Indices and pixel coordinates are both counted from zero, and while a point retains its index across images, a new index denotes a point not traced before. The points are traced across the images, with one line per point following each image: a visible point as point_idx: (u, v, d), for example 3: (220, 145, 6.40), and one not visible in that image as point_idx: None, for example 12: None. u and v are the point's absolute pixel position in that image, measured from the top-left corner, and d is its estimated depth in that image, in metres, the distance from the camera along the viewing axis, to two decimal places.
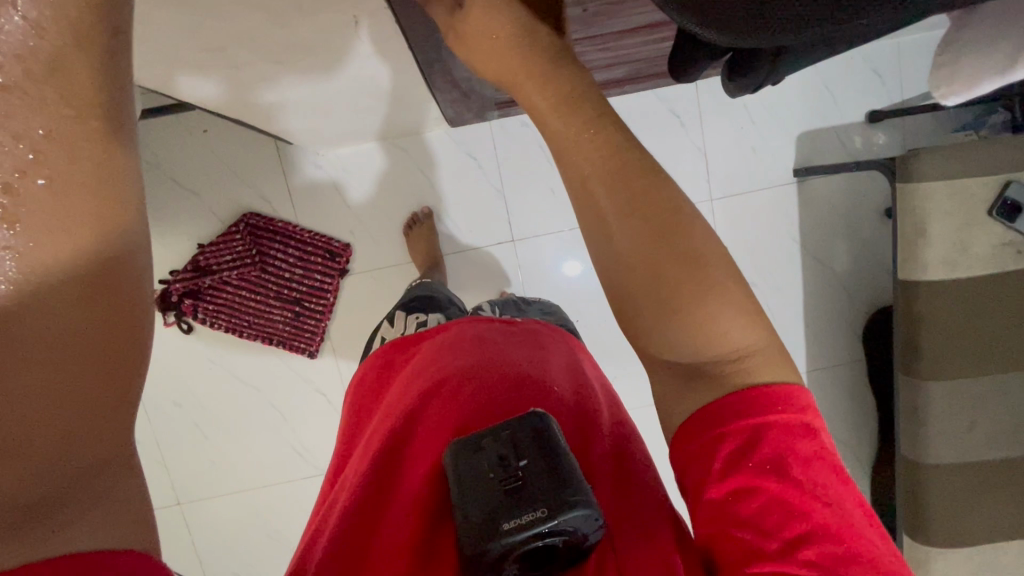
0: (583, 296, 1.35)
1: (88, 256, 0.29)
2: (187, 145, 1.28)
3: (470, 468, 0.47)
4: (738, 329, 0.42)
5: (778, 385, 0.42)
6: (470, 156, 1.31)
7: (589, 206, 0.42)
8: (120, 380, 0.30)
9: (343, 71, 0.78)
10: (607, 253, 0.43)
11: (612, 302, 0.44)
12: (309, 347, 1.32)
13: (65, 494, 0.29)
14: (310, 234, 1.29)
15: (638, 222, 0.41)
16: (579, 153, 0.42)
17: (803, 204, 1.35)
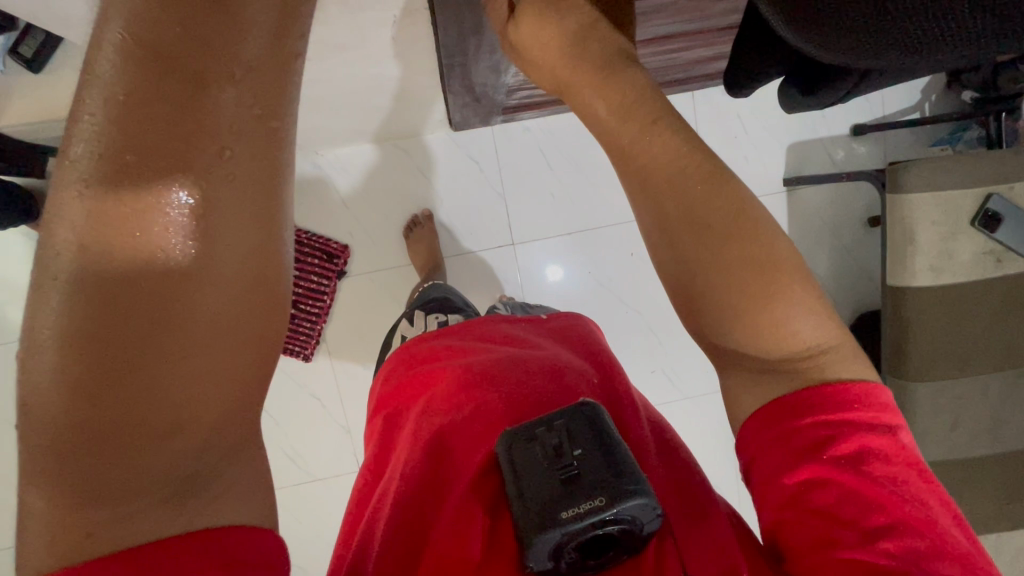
0: (581, 300, 1.37)
1: (243, 235, 0.27)
2: None
3: (527, 457, 0.50)
4: (807, 329, 0.43)
5: (855, 382, 0.43)
6: (472, 159, 1.31)
7: (666, 208, 0.44)
8: (269, 347, 0.30)
9: (366, 69, 0.78)
10: (683, 250, 0.44)
11: (683, 302, 0.45)
12: (304, 350, 1.29)
13: (214, 468, 0.31)
14: (307, 235, 1.26)
15: (722, 222, 0.43)
16: (660, 156, 0.44)
17: (792, 212, 1.40)
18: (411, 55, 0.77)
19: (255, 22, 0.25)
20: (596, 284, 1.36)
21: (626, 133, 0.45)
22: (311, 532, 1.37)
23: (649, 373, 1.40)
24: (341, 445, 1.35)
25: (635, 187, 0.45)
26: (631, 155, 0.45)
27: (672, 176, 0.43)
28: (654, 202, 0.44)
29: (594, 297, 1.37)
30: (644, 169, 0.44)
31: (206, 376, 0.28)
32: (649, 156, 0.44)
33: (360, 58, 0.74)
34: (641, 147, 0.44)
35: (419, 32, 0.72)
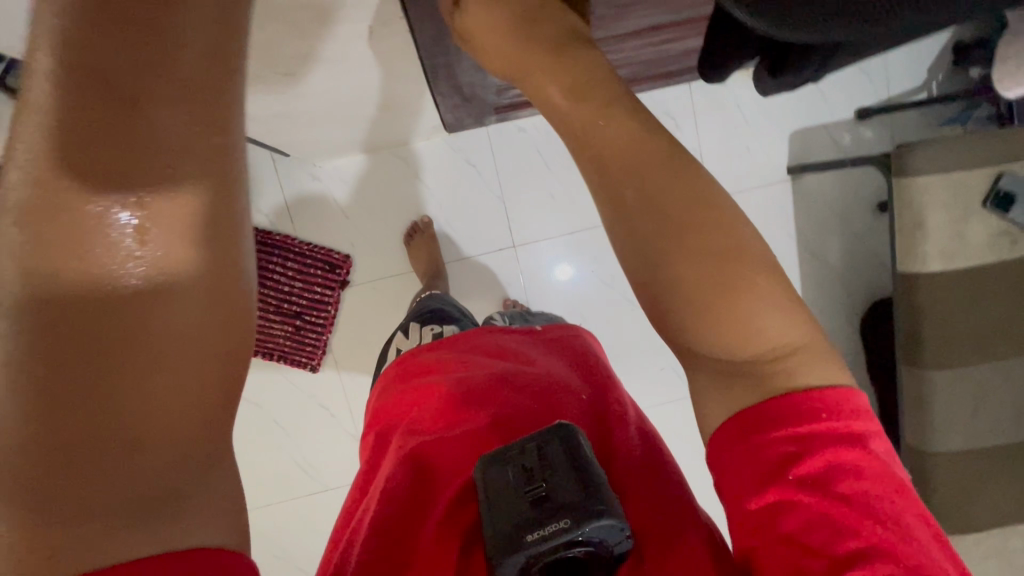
0: (584, 299, 1.35)
1: (201, 251, 0.28)
2: None
3: (498, 480, 0.49)
4: (773, 327, 0.41)
5: (822, 390, 0.41)
6: (467, 162, 1.30)
7: (626, 203, 0.42)
8: (232, 364, 0.30)
9: (353, 79, 0.78)
10: (644, 245, 0.42)
11: (646, 299, 0.43)
12: (311, 360, 1.30)
13: (183, 488, 0.30)
14: (309, 246, 1.27)
15: (683, 218, 0.41)
16: (620, 151, 0.43)
17: (798, 201, 1.37)
18: (396, 64, 0.78)
19: (188, 36, 0.26)
20: (600, 282, 1.35)
21: (588, 129, 0.45)
22: (327, 541, 1.38)
23: (659, 371, 1.38)
24: (352, 454, 1.36)
25: (598, 184, 0.44)
26: (595, 152, 0.44)
27: (631, 172, 0.42)
28: (614, 197, 0.43)
29: (599, 296, 1.35)
30: (604, 165, 0.43)
31: (164, 396, 0.28)
32: (610, 152, 0.43)
33: (345, 70, 0.74)
34: (603, 143, 0.44)
35: (401, 41, 0.72)
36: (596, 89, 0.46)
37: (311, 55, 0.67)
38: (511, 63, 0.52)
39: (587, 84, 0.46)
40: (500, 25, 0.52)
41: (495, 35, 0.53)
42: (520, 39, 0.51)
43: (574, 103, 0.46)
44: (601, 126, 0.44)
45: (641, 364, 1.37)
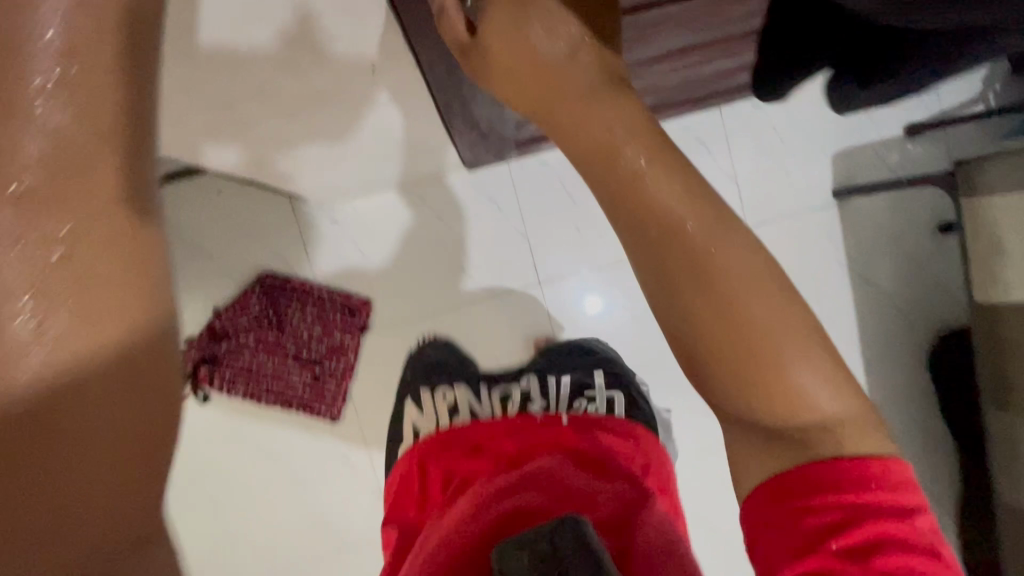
0: (617, 336, 1.26)
1: (92, 312, 0.31)
2: (194, 207, 1.20)
3: (512, 566, 0.45)
4: (823, 395, 0.43)
5: (873, 461, 0.42)
6: (488, 198, 1.25)
7: (667, 259, 0.44)
8: (142, 411, 0.32)
9: (360, 110, 0.74)
10: (683, 300, 0.44)
11: (686, 355, 0.45)
12: (330, 410, 1.24)
13: (110, 551, 0.31)
14: (328, 291, 1.23)
15: (724, 279, 0.43)
16: (662, 212, 0.44)
17: (847, 226, 1.26)
18: (408, 98, 0.73)
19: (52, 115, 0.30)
20: (634, 319, 1.26)
21: (625, 183, 0.46)
22: None
23: (702, 416, 1.25)
24: (372, 511, 1.27)
25: (635, 232, 0.46)
26: (632, 204, 0.45)
27: (678, 234, 0.44)
28: (657, 252, 0.45)
29: (633, 334, 1.26)
30: (644, 219, 0.45)
31: (69, 452, 0.30)
32: (652, 210, 0.44)
33: (349, 100, 0.70)
34: (643, 198, 0.45)
35: (411, 73, 0.67)
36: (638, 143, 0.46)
37: (312, 79, 0.62)
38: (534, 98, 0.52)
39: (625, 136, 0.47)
40: (525, 69, 0.51)
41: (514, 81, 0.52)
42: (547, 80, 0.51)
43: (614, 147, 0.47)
44: (640, 180, 0.45)
45: (682, 408, 1.26)
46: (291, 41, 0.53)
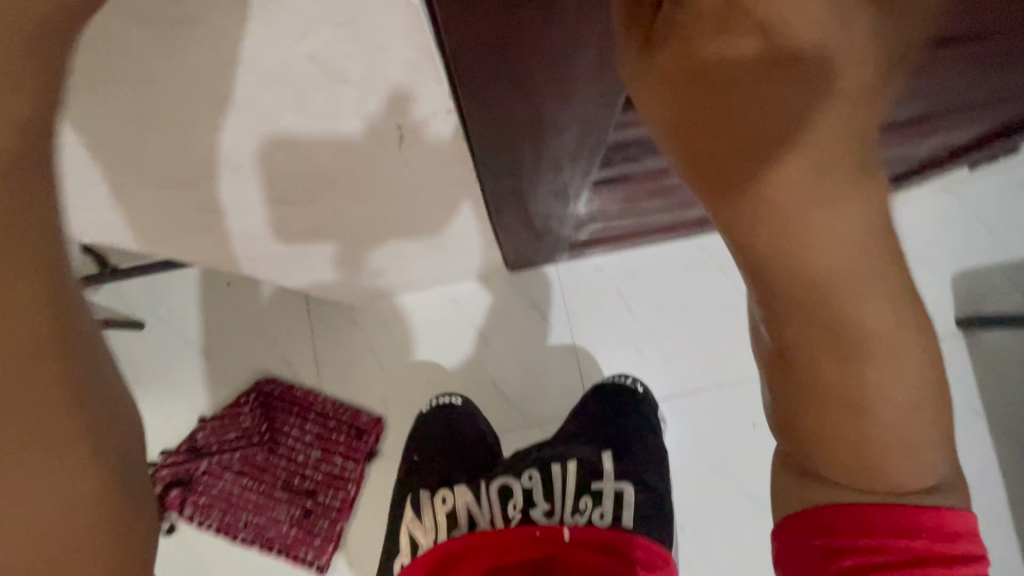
0: (686, 489, 0.99)
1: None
2: (205, 302, 1.06)
3: None
4: (920, 469, 0.31)
5: (945, 507, 0.31)
6: (532, 306, 1.03)
7: (817, 338, 0.29)
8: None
9: (396, 210, 0.57)
10: (816, 373, 0.29)
11: (778, 392, 0.31)
12: (317, 558, 0.98)
13: None
14: (333, 405, 1.02)
15: (884, 356, 0.29)
16: (855, 316, 0.28)
17: (983, 363, 1.00)
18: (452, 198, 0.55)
19: None
20: (706, 465, 0.99)
21: (801, 261, 0.27)
22: None
23: None
24: None
25: (781, 296, 0.29)
26: (812, 301, 0.28)
27: (861, 328, 0.28)
28: (808, 324, 0.29)
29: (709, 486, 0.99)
30: (808, 308, 0.28)
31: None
32: (835, 305, 0.28)
33: (384, 201, 0.53)
34: (832, 301, 0.28)
35: None
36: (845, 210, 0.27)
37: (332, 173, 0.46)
38: (722, 163, 0.29)
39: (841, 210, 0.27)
40: (724, 78, 0.27)
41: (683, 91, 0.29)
42: (779, 111, 0.27)
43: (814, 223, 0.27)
44: (833, 267, 0.27)
45: None
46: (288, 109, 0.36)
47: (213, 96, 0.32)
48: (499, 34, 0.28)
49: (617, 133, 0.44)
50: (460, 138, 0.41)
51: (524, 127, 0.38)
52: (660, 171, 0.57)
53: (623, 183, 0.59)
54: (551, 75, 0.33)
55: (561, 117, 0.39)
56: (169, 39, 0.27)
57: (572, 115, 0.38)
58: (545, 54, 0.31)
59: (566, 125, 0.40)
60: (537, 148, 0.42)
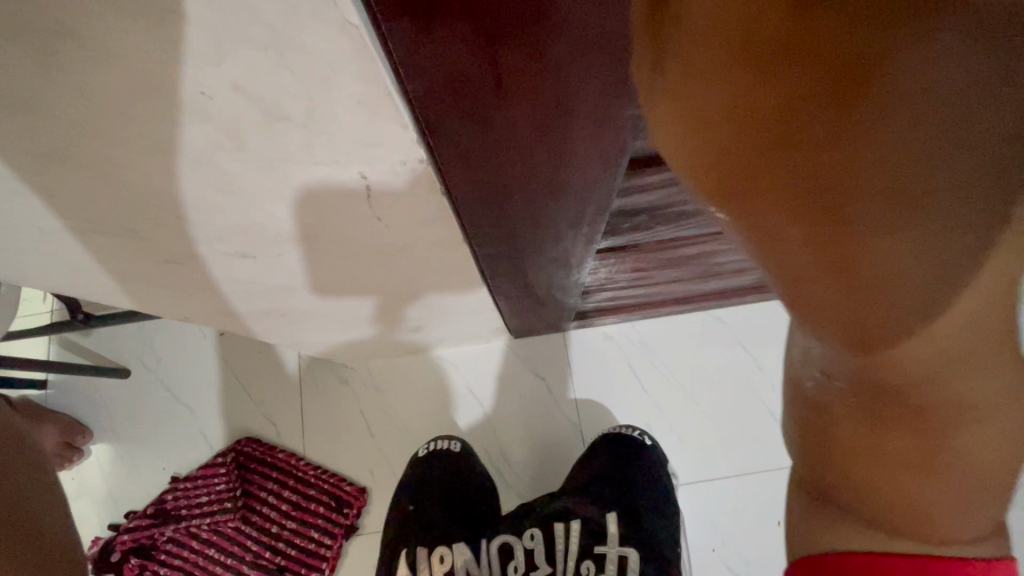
0: None
1: None
2: (194, 354, 1.02)
3: None
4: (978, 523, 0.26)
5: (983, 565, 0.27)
6: (536, 376, 0.95)
7: (884, 410, 0.22)
8: None
9: (386, 285, 0.51)
10: (875, 442, 0.23)
11: (816, 433, 0.26)
12: None
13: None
14: (315, 471, 0.94)
15: (978, 432, 0.21)
16: (946, 398, 0.20)
17: None
18: (445, 275, 0.50)
19: None
20: (727, 564, 0.88)
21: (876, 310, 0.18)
22: None
23: None
24: None
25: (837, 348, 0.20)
26: (886, 382, 0.20)
27: (949, 411, 0.21)
28: (868, 392, 0.21)
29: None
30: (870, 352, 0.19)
31: None
32: (899, 367, 0.19)
33: (373, 278, 0.48)
34: (914, 386, 0.20)
35: None
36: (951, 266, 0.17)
37: (318, 265, 0.42)
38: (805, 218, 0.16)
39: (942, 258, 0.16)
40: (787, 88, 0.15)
41: (699, 127, 0.16)
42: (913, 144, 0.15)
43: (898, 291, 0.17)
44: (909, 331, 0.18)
45: None
46: (230, 201, 0.30)
47: (122, 158, 0.26)
48: (476, 77, 0.21)
49: (622, 201, 0.40)
50: (449, 218, 0.35)
51: (523, 193, 0.32)
52: (671, 239, 0.52)
53: (630, 252, 0.54)
54: (544, 123, 0.25)
55: (567, 177, 0.31)
56: (88, 124, 0.23)
57: (581, 174, 0.31)
58: (542, 101, 0.23)
59: (574, 186, 0.33)
60: (536, 224, 0.38)
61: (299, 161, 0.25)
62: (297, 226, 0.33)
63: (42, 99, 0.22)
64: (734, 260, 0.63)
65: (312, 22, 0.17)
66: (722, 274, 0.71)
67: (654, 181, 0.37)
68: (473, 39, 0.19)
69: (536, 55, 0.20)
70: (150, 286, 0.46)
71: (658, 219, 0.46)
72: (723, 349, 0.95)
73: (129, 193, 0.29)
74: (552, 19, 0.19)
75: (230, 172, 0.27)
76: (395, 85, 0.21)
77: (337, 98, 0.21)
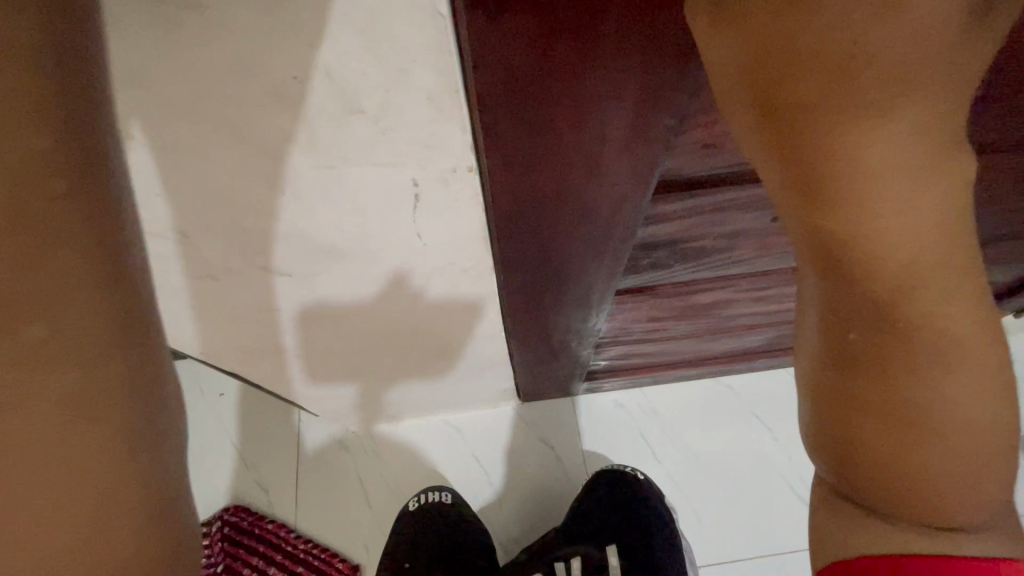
0: None
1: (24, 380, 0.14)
2: (188, 413, 0.97)
3: None
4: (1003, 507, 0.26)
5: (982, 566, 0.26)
6: (545, 444, 0.92)
7: (884, 351, 0.22)
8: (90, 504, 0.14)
9: (405, 323, 0.51)
10: (870, 396, 0.23)
11: (817, 404, 0.25)
12: None
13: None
14: (304, 543, 0.87)
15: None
16: (928, 319, 0.21)
17: None
18: (467, 312, 0.51)
19: None
20: None
21: (839, 149, 0.19)
22: None
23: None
24: None
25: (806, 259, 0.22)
26: (859, 287, 0.21)
27: (928, 345, 0.22)
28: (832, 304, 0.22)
29: None
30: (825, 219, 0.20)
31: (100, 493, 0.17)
32: (843, 244, 0.20)
33: (395, 312, 0.49)
34: (883, 287, 0.21)
35: None
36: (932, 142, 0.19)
37: (346, 288, 0.42)
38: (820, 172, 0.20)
39: (936, 117, 0.19)
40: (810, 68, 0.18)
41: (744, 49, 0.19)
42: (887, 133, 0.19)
43: (860, 130, 0.19)
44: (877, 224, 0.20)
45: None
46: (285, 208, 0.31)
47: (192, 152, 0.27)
48: (529, 72, 0.24)
49: (648, 229, 0.42)
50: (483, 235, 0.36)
51: (557, 208, 0.33)
52: (687, 282, 0.54)
53: (649, 295, 0.55)
54: (584, 128, 0.27)
55: (596, 196, 0.33)
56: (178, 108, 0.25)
57: (612, 193, 0.33)
58: (584, 103, 0.26)
59: (604, 208, 0.35)
60: (565, 248, 0.39)
61: (359, 158, 0.28)
62: (336, 239, 0.34)
63: (146, 79, 0.23)
64: (744, 312, 0.64)
65: (404, 5, 0.21)
66: (736, 328, 0.71)
67: (675, 208, 0.39)
68: (535, 29, 0.22)
69: (591, 58, 0.24)
70: (175, 313, 0.46)
71: (677, 255, 0.47)
72: (738, 419, 0.92)
73: (186, 198, 0.31)
74: (604, 18, 0.22)
75: (294, 169, 0.28)
76: (462, 76, 0.24)
77: (409, 90, 0.24)
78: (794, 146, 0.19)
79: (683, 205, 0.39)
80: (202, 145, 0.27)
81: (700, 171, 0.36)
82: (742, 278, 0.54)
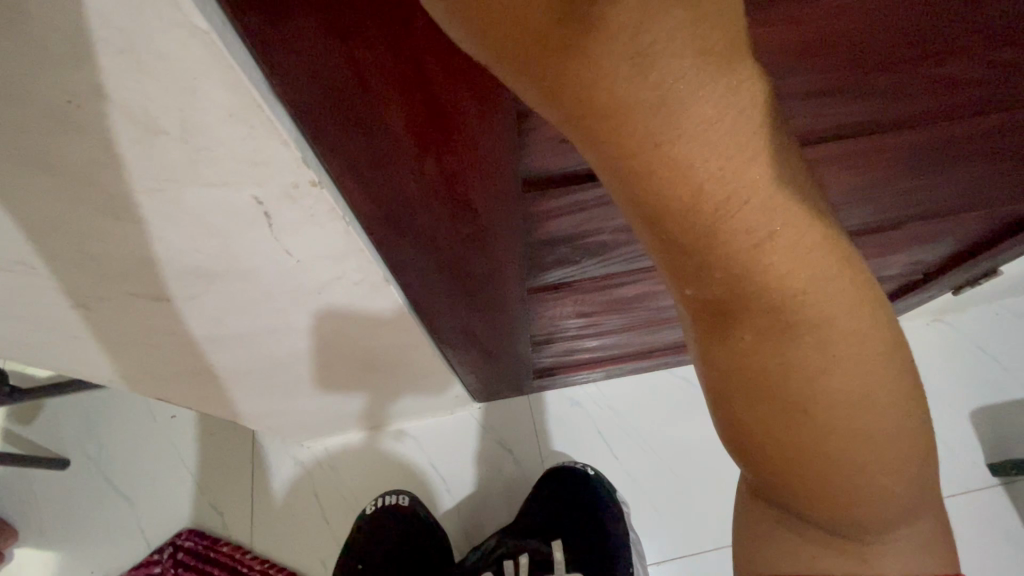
0: None
1: None
2: (139, 438, 0.96)
3: None
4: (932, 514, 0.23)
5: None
6: (501, 446, 0.91)
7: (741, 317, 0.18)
8: None
9: (318, 337, 0.50)
10: (747, 377, 0.19)
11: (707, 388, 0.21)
12: None
13: None
14: (259, 564, 0.85)
15: None
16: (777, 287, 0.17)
17: None
18: (380, 324, 0.50)
19: None
20: None
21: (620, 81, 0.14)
22: None
23: None
24: None
25: (636, 221, 0.18)
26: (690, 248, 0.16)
27: (800, 312, 0.17)
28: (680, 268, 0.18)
29: None
30: (637, 180, 0.16)
31: None
32: (677, 200, 0.16)
33: (303, 329, 0.48)
34: (715, 246, 0.16)
35: None
36: (725, 48, 0.15)
37: (238, 308, 0.41)
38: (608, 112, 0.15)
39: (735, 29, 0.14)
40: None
41: None
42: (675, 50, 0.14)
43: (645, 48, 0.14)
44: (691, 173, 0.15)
45: None
46: (129, 234, 0.30)
47: (1, 187, 0.26)
48: (336, 81, 0.23)
49: (539, 227, 0.42)
50: (357, 244, 0.35)
51: (428, 213, 0.33)
52: (604, 276, 0.54)
53: (567, 292, 0.55)
54: (424, 133, 0.27)
55: (466, 199, 0.33)
56: None
57: (480, 195, 0.33)
58: (410, 105, 0.25)
59: (480, 211, 0.34)
60: (454, 253, 0.38)
61: (185, 179, 0.27)
62: (201, 261, 0.34)
63: None
64: (674, 303, 0.65)
65: (161, 24, 0.20)
66: (673, 319, 0.71)
67: (560, 204, 0.39)
68: (325, 37, 0.21)
69: (400, 60, 0.23)
70: (67, 345, 0.44)
71: (581, 250, 0.47)
72: (692, 412, 0.93)
73: (18, 231, 0.29)
74: (398, 16, 0.21)
75: (120, 194, 0.27)
76: (265, 87, 0.23)
77: (207, 109, 0.23)
78: (581, 95, 0.15)
79: (567, 202, 0.39)
80: (9, 176, 0.25)
81: (569, 167, 0.36)
82: (660, 271, 0.54)
